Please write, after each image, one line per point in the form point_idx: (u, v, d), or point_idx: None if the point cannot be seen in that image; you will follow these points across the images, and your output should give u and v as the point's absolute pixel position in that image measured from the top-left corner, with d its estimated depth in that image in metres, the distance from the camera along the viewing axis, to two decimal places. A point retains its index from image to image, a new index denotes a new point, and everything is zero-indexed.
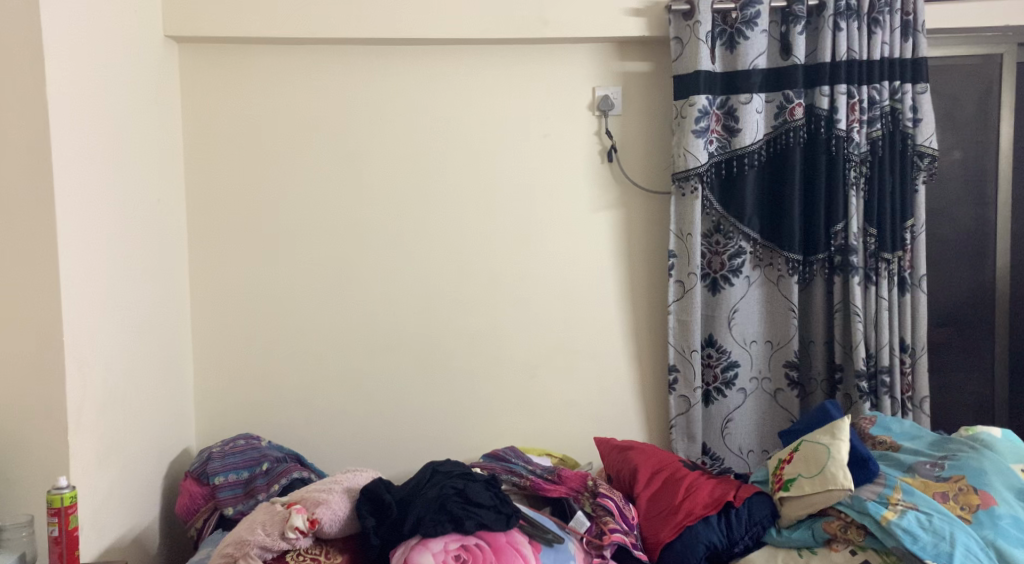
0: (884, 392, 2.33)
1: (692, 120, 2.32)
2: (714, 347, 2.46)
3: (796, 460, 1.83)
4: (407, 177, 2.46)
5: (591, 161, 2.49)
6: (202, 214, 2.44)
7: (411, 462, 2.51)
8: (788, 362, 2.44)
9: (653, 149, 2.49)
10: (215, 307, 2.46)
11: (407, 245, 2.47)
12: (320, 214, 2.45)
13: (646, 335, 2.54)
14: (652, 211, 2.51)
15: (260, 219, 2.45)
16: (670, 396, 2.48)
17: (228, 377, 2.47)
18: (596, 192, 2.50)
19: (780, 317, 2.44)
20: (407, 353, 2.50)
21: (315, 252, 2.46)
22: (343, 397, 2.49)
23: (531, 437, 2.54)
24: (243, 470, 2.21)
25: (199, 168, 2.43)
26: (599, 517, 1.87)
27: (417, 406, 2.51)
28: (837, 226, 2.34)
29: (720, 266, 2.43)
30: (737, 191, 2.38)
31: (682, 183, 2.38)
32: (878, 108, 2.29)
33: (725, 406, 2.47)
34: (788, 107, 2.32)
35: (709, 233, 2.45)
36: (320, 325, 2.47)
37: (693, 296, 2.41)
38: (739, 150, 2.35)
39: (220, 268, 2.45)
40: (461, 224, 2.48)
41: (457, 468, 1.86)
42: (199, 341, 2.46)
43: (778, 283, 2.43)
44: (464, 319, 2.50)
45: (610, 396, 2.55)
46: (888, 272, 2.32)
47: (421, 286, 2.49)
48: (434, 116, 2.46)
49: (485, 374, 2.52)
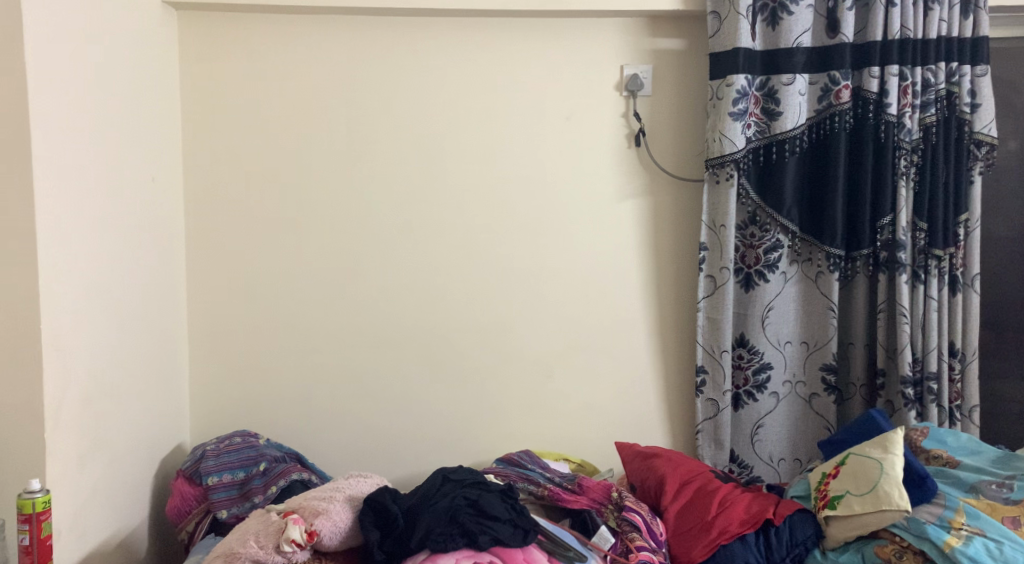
0: (931, 400, 2.16)
1: (729, 102, 2.14)
2: (746, 347, 2.29)
3: (844, 476, 1.67)
4: (419, 159, 2.30)
5: (617, 146, 2.32)
6: (199, 195, 2.28)
7: (418, 464, 2.36)
8: (825, 365, 2.28)
9: (685, 134, 2.32)
10: (212, 294, 2.30)
11: (418, 232, 2.31)
12: (324, 197, 2.29)
13: (672, 334, 2.37)
14: (682, 200, 2.34)
15: (262, 201, 2.29)
16: (697, 399, 2.32)
17: (226, 370, 2.32)
18: (622, 180, 2.33)
19: (818, 317, 2.27)
20: (417, 347, 2.34)
21: (319, 238, 2.30)
22: (347, 394, 2.33)
23: (547, 440, 2.38)
24: (239, 470, 2.06)
25: (197, 145, 2.27)
26: (624, 533, 1.71)
27: (426, 404, 2.35)
28: (883, 220, 2.16)
29: (755, 261, 2.25)
30: (775, 179, 2.20)
31: (716, 170, 2.21)
32: (933, 92, 2.11)
33: (756, 411, 2.31)
34: (833, 89, 2.15)
35: (743, 224, 2.27)
36: (324, 316, 2.32)
37: (726, 292, 2.25)
38: (779, 136, 2.18)
39: (218, 254, 2.29)
40: (476, 211, 2.32)
41: (471, 477, 1.69)
42: (195, 330, 2.31)
43: (816, 280, 2.26)
44: (477, 312, 2.34)
45: (632, 398, 2.38)
46: (938, 270, 2.14)
47: (432, 276, 2.32)
48: (449, 94, 2.29)
49: (500, 371, 2.35)
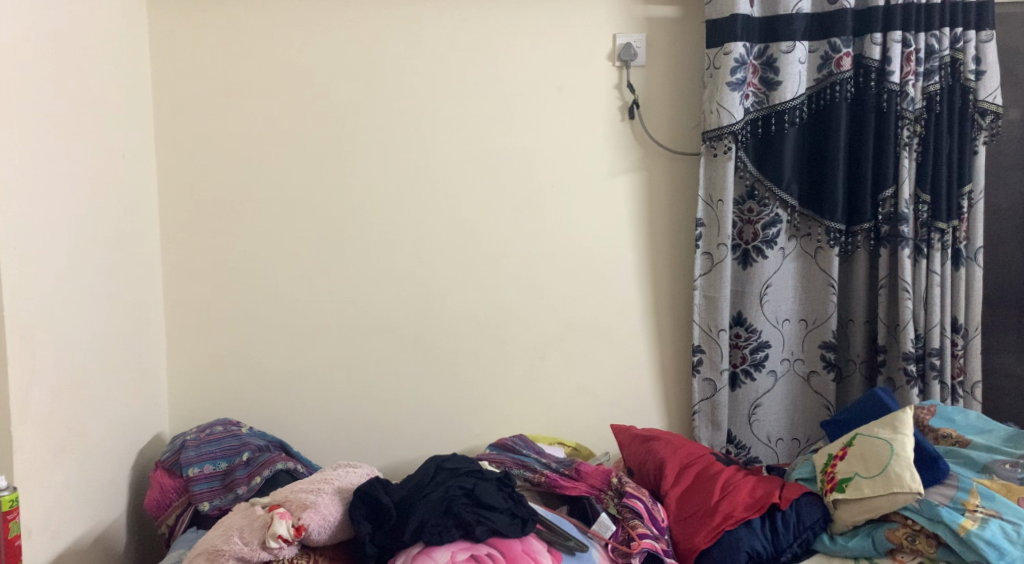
0: (933, 377, 2.11)
1: (727, 71, 2.07)
2: (743, 326, 2.23)
3: (852, 458, 1.62)
4: (405, 133, 2.20)
5: (610, 118, 2.24)
6: (173, 174, 2.17)
7: (408, 450, 2.28)
8: (824, 343, 2.22)
9: (680, 106, 2.24)
10: (190, 277, 2.20)
11: (404, 210, 2.22)
12: (306, 174, 2.19)
13: (667, 313, 2.31)
14: (677, 175, 2.27)
15: (240, 179, 2.18)
16: (693, 379, 2.26)
17: (205, 356, 2.22)
18: (615, 154, 2.25)
19: (817, 293, 2.21)
20: (405, 330, 2.25)
21: (301, 217, 2.20)
22: (333, 380, 2.25)
23: (540, 424, 2.31)
24: (221, 460, 1.97)
25: (170, 120, 2.16)
26: (625, 520, 1.64)
27: (415, 389, 2.27)
28: (885, 193, 2.10)
29: (753, 237, 2.19)
30: (774, 152, 2.13)
31: (713, 143, 2.14)
32: (937, 59, 2.04)
33: (753, 390, 2.25)
34: (834, 57, 2.07)
35: (741, 199, 2.20)
36: (308, 299, 2.22)
37: (723, 269, 2.18)
38: (778, 106, 2.10)
39: (195, 235, 2.19)
40: (465, 188, 2.23)
41: (465, 465, 1.61)
42: (172, 316, 2.21)
43: (815, 256, 2.19)
44: (467, 293, 2.25)
45: (628, 380, 2.32)
46: (941, 244, 2.09)
47: (419, 256, 2.23)
48: (435, 65, 2.19)
49: (491, 354, 2.28)
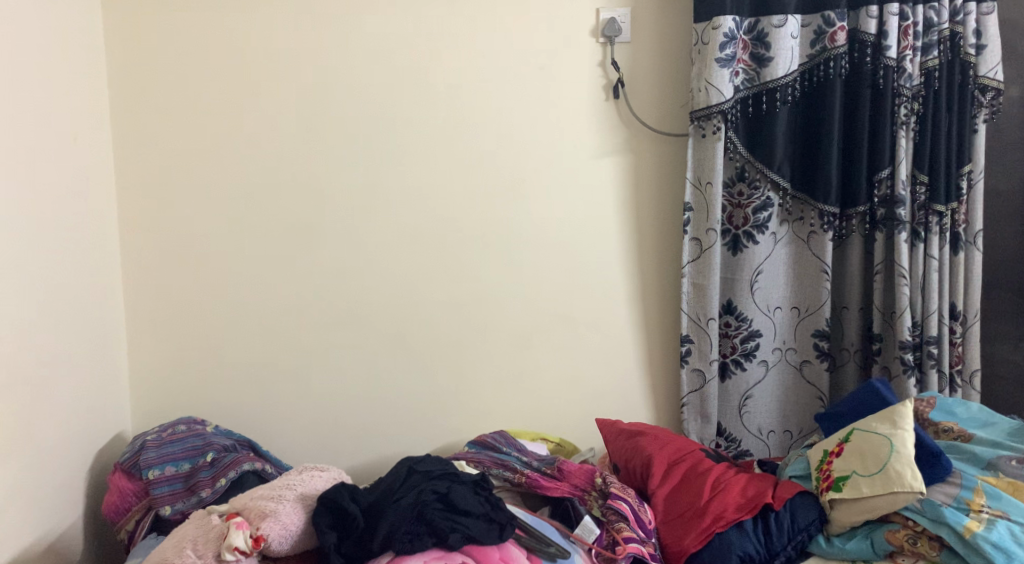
0: (931, 366, 2.02)
1: (715, 47, 1.97)
2: (733, 314, 2.14)
3: (849, 456, 1.54)
4: (377, 115, 2.08)
5: (593, 98, 2.13)
6: (131, 159, 2.05)
7: (383, 447, 2.18)
8: (817, 331, 2.13)
9: (667, 85, 2.14)
10: (150, 268, 2.08)
11: (377, 196, 2.11)
12: (273, 159, 2.07)
13: (655, 301, 2.21)
14: (664, 158, 2.16)
15: (202, 163, 2.06)
16: (681, 370, 2.17)
17: (168, 350, 2.11)
18: (599, 135, 2.14)
19: (810, 280, 2.12)
20: (380, 321, 2.14)
21: (268, 204, 2.08)
22: (304, 375, 2.14)
23: (522, 419, 2.21)
24: (183, 461, 1.86)
25: (126, 101, 2.03)
26: (610, 523, 1.55)
27: (391, 383, 2.16)
28: (881, 174, 2.01)
29: (743, 221, 2.09)
30: (766, 132, 2.03)
31: (702, 123, 2.04)
32: (935, 32, 1.95)
33: (744, 381, 2.16)
34: (828, 32, 1.97)
35: (731, 181, 2.10)
36: (276, 291, 2.11)
37: (713, 255, 2.08)
38: (769, 84, 2.00)
39: (154, 223, 2.07)
40: (440, 172, 2.11)
41: (439, 467, 1.51)
42: (131, 308, 2.09)
43: (808, 241, 2.10)
44: (444, 282, 2.15)
45: (613, 372, 2.22)
46: (939, 227, 2.00)
47: (394, 244, 2.12)
48: (408, 42, 2.07)
49: (470, 345, 2.17)
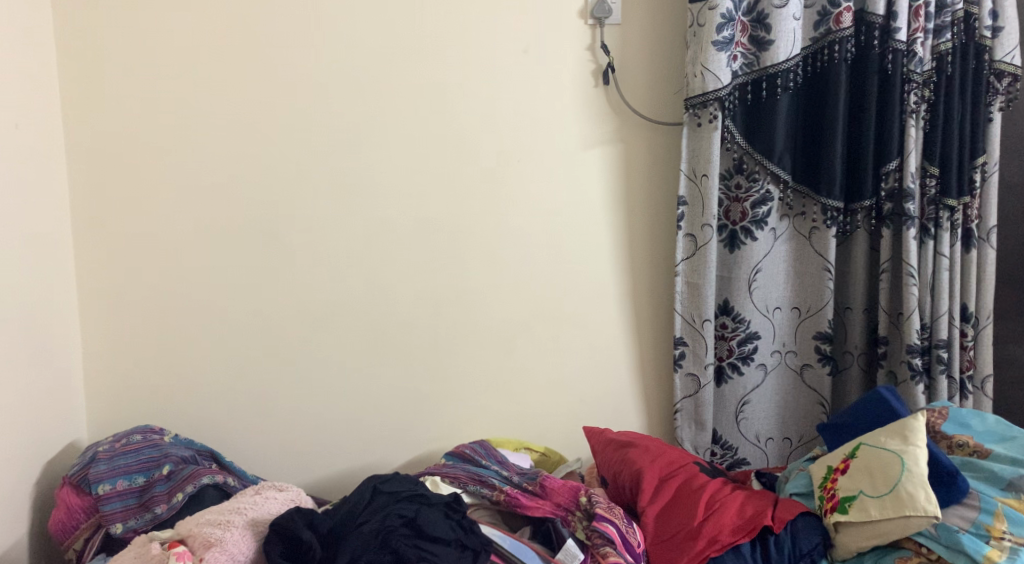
0: (941, 371, 1.89)
1: (712, 29, 1.83)
2: (730, 315, 2.01)
3: (855, 472, 1.43)
4: (350, 102, 1.94)
5: (581, 84, 1.99)
6: (83, 148, 1.91)
7: (357, 456, 2.05)
8: (819, 333, 2.01)
9: (660, 70, 2.00)
10: (106, 267, 1.94)
11: (350, 190, 1.97)
12: (239, 149, 1.93)
13: (646, 301, 2.08)
14: (657, 148, 2.03)
15: (161, 154, 1.92)
16: (675, 374, 2.04)
17: (125, 353, 1.97)
18: (588, 124, 2.01)
19: (812, 279, 1.99)
20: (353, 322, 2.01)
21: (232, 196, 1.94)
22: (273, 380, 2.01)
23: (505, 427, 2.08)
24: (137, 475, 1.74)
25: (78, 87, 1.89)
26: (595, 547, 1.43)
27: (365, 388, 2.03)
28: (888, 166, 1.87)
29: (741, 216, 1.96)
30: (765, 120, 1.90)
31: (697, 111, 1.90)
32: (949, 13, 1.81)
33: (741, 386, 2.04)
34: (833, 13, 1.83)
35: (727, 173, 1.97)
36: (242, 291, 1.97)
37: (708, 252, 1.95)
38: (770, 69, 1.86)
39: (110, 218, 1.93)
40: (416, 164, 1.98)
41: (406, 488, 1.43)
42: (85, 308, 1.95)
43: (810, 237, 1.98)
44: (422, 280, 2.01)
45: (602, 375, 2.09)
46: (951, 223, 1.86)
47: (367, 240, 1.99)
48: (383, 23, 1.92)
49: (449, 348, 2.04)
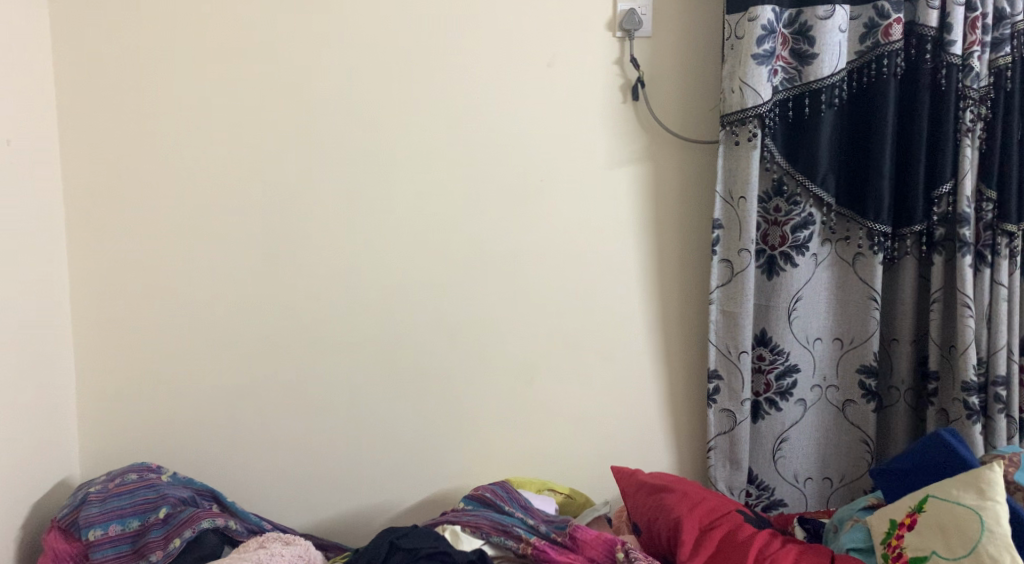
0: (999, 410, 1.75)
1: (752, 41, 1.71)
2: (768, 347, 1.88)
3: (925, 529, 1.34)
4: (363, 117, 1.82)
5: (609, 99, 1.87)
6: (80, 165, 1.79)
7: (366, 496, 1.92)
8: (864, 367, 1.88)
9: (693, 85, 1.88)
10: (102, 291, 1.82)
11: (361, 210, 1.85)
12: (244, 167, 1.82)
13: (676, 330, 1.95)
14: (689, 167, 1.90)
15: (161, 171, 1.80)
16: (708, 410, 1.91)
17: (120, 383, 1.84)
18: (615, 142, 1.89)
19: (856, 308, 1.86)
20: (363, 351, 1.88)
21: (237, 217, 1.82)
22: (277, 413, 1.88)
23: (526, 464, 1.95)
24: (131, 518, 1.61)
25: (75, 100, 1.78)
26: None
27: (375, 423, 1.90)
28: (941, 189, 1.75)
29: (780, 241, 1.84)
30: (808, 139, 1.78)
31: (735, 128, 1.78)
32: (1008, 25, 1.70)
33: (779, 423, 1.91)
34: (881, 24, 1.72)
35: (766, 195, 1.84)
36: (246, 318, 1.85)
37: (746, 280, 1.82)
38: (813, 85, 1.74)
39: (107, 240, 1.81)
40: (433, 184, 1.86)
41: (425, 544, 1.41)
42: (80, 335, 1.83)
43: (854, 264, 1.85)
44: (437, 308, 1.89)
45: (629, 410, 1.96)
46: (1009, 250, 1.73)
47: (380, 264, 1.86)
48: (397, 33, 1.81)
49: (466, 380, 1.91)
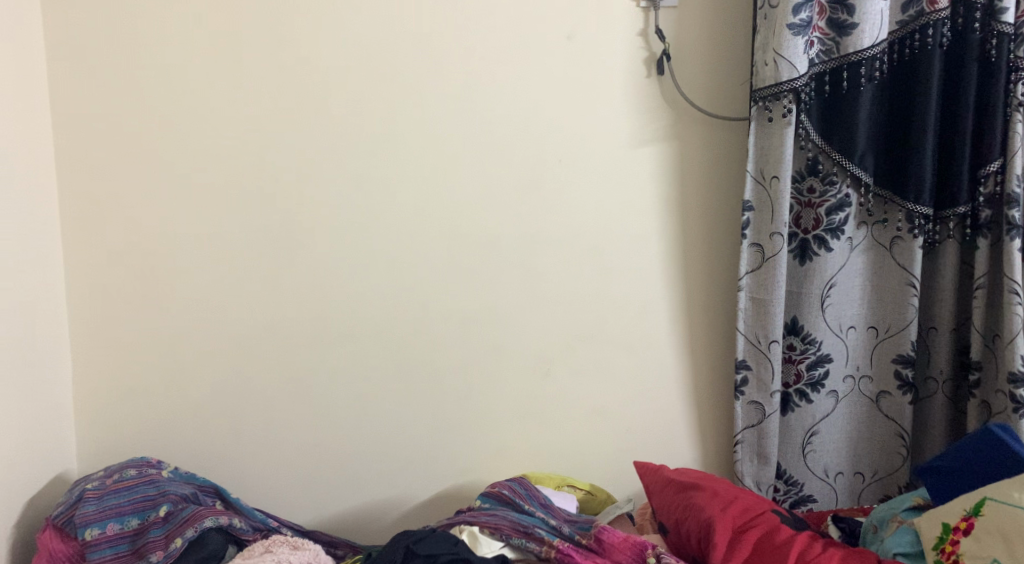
0: None
1: (788, 10, 1.60)
2: (800, 335, 1.78)
3: (984, 535, 1.27)
4: (371, 92, 1.72)
5: (632, 74, 1.77)
6: (72, 144, 1.69)
7: (375, 491, 1.83)
8: (901, 356, 1.78)
9: (721, 59, 1.78)
10: (99, 278, 1.73)
11: (370, 192, 1.75)
12: (247, 146, 1.72)
13: (701, 319, 1.85)
14: (716, 146, 1.80)
15: (158, 151, 1.70)
16: (736, 402, 1.81)
17: (118, 374, 1.76)
18: (639, 119, 1.78)
19: (894, 295, 1.76)
20: (372, 341, 1.79)
21: (239, 200, 1.73)
22: (282, 406, 1.79)
23: (543, 459, 1.86)
24: (130, 517, 1.52)
25: (67, 75, 1.67)
26: None
27: (384, 416, 1.81)
28: (988, 168, 1.64)
29: (814, 223, 1.73)
30: (845, 115, 1.67)
31: (768, 104, 1.67)
32: None
33: (810, 415, 1.81)
34: None
35: (800, 176, 1.74)
36: (250, 306, 1.76)
37: (778, 265, 1.72)
38: (852, 57, 1.64)
39: (102, 225, 1.72)
40: (446, 165, 1.75)
41: (444, 550, 1.35)
42: (74, 324, 1.74)
43: (891, 248, 1.74)
44: (449, 295, 1.79)
45: (650, 402, 1.87)
46: None
47: (390, 249, 1.77)
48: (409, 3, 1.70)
49: (480, 371, 1.82)
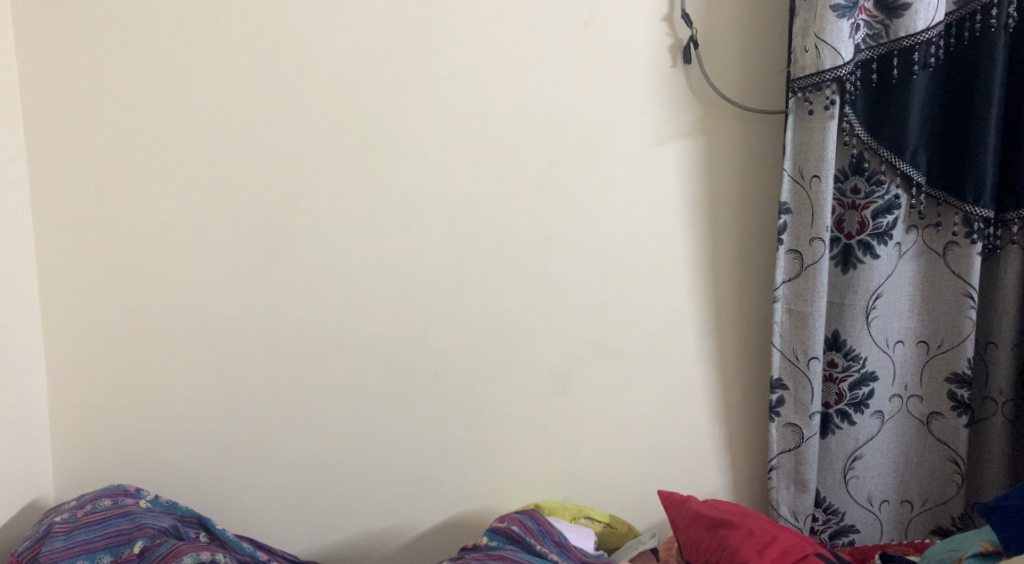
0: None
1: None
2: (842, 351, 1.61)
3: None
4: (370, 86, 1.57)
5: (656, 64, 1.60)
6: (45, 144, 1.55)
7: (376, 520, 1.68)
8: (956, 375, 1.59)
9: (754, 47, 1.61)
10: (74, 290, 1.59)
11: (368, 195, 1.60)
12: (233, 146, 1.57)
13: (732, 333, 1.69)
14: (749, 143, 1.63)
15: (139, 152, 1.56)
16: (771, 424, 1.64)
17: (97, 392, 1.62)
18: (664, 114, 1.62)
19: (948, 306, 1.58)
20: (372, 358, 1.64)
21: (226, 204, 1.58)
22: (274, 428, 1.65)
23: (558, 485, 1.70)
24: (102, 554, 1.38)
25: (38, 70, 1.54)
26: None
27: (385, 438, 1.66)
28: None
29: (859, 227, 1.56)
30: (896, 107, 1.50)
31: (808, 95, 1.51)
32: None
33: (853, 439, 1.64)
34: None
35: (843, 174, 1.56)
36: (239, 321, 1.62)
37: (819, 273, 1.55)
38: (904, 42, 1.46)
39: (79, 231, 1.58)
40: (452, 165, 1.60)
41: None
42: (49, 339, 1.61)
43: (946, 254, 1.57)
44: (456, 307, 1.64)
45: (676, 423, 1.70)
46: None
47: (390, 258, 1.62)
48: None
49: (489, 390, 1.66)
